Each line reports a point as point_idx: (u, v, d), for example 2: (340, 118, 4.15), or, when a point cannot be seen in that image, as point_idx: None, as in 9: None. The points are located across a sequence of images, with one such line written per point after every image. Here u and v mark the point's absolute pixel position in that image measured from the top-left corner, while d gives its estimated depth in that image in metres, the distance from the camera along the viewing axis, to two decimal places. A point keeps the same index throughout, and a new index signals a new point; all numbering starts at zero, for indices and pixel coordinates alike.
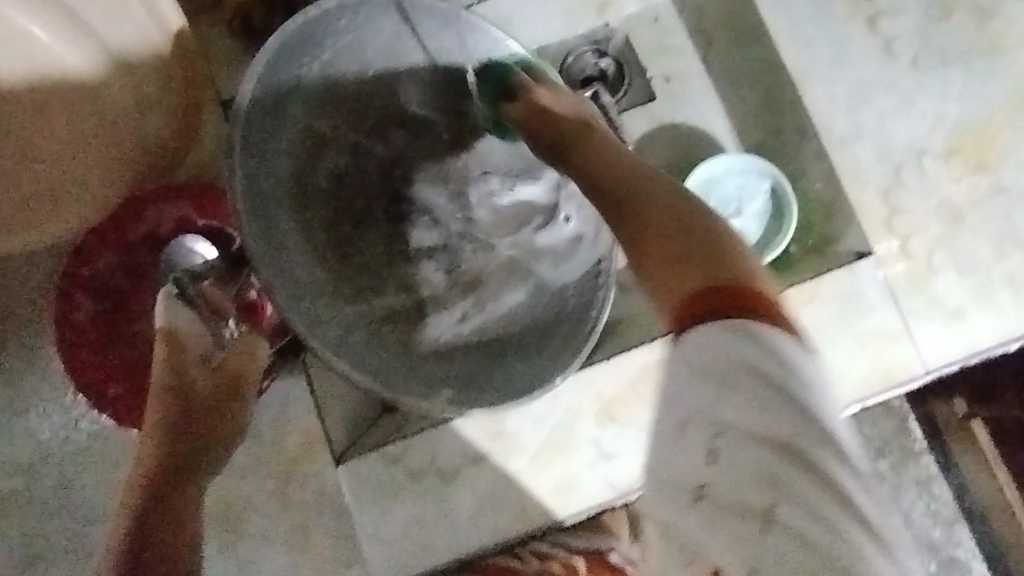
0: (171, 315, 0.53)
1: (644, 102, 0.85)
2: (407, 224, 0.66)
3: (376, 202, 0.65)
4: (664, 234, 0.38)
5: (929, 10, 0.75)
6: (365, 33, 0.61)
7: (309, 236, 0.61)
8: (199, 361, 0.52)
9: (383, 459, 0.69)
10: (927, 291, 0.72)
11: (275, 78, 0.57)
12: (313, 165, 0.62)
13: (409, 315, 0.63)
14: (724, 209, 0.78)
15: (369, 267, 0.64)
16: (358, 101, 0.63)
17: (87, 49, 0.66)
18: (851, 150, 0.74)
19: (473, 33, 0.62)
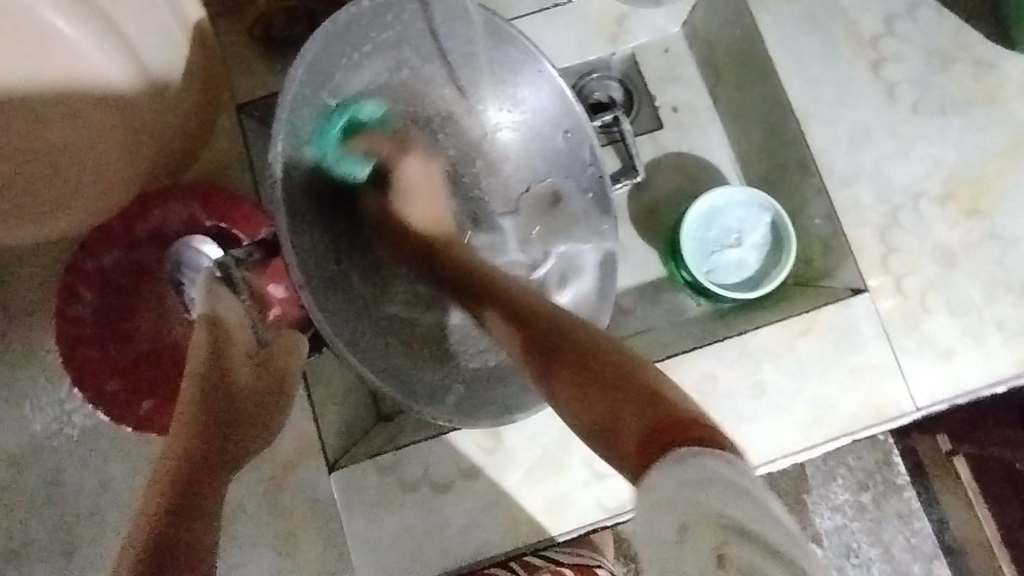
0: (210, 300, 0.56)
1: (650, 131, 0.87)
2: (418, 227, 0.65)
3: (392, 203, 0.65)
4: (581, 368, 0.42)
5: (931, 59, 0.78)
6: (393, 38, 0.64)
7: (327, 235, 0.61)
8: (245, 353, 0.55)
9: (376, 468, 0.69)
10: (919, 330, 0.74)
11: (313, 73, 0.58)
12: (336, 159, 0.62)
13: (417, 320, 0.65)
14: (724, 238, 0.81)
15: (381, 268, 0.64)
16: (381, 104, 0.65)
17: (116, 56, 0.63)
18: (851, 188, 0.76)
19: (505, 45, 0.67)
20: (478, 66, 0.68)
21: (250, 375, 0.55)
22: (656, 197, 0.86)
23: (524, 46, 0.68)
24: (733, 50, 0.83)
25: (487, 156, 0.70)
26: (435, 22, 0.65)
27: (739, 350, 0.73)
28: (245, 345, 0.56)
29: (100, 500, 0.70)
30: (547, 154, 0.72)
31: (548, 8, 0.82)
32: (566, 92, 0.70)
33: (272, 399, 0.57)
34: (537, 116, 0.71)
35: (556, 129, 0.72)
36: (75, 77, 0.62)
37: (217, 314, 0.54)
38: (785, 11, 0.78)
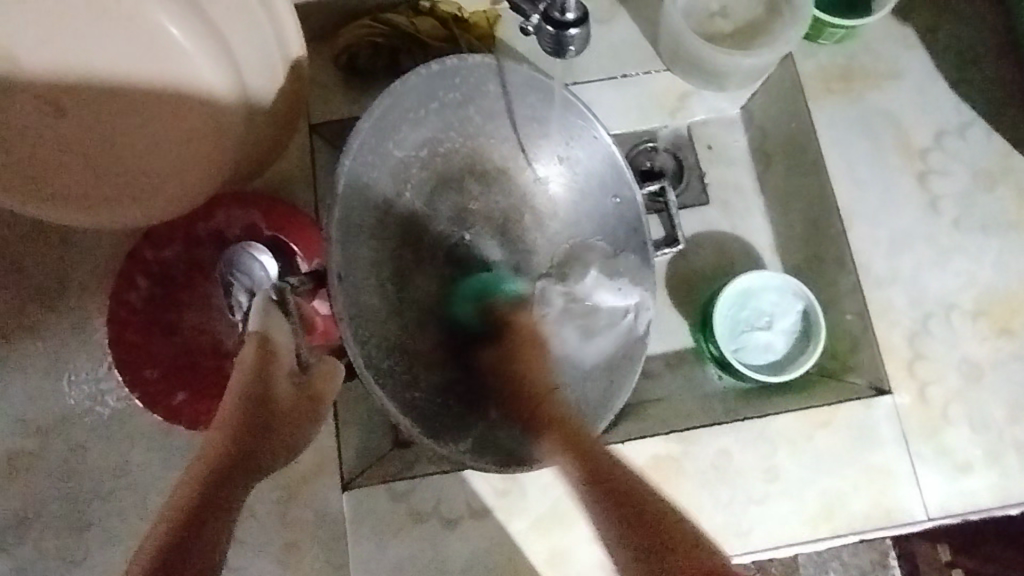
0: (265, 319, 0.56)
1: (696, 205, 0.90)
2: (459, 270, 0.72)
3: (437, 246, 0.71)
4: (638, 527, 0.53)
5: (977, 178, 0.81)
6: (467, 94, 0.69)
7: (376, 268, 0.66)
8: (286, 372, 0.57)
9: (388, 494, 0.70)
10: (937, 439, 0.75)
11: (389, 117, 0.64)
12: (396, 199, 0.68)
13: (444, 357, 0.69)
14: (756, 321, 0.83)
15: (418, 305, 0.69)
16: (445, 152, 0.70)
17: (215, 62, 0.71)
18: (886, 291, 0.78)
19: (570, 112, 0.72)
20: (546, 128, 0.73)
21: (287, 396, 0.57)
22: (693, 270, 0.89)
23: (582, 112, 0.72)
24: (786, 142, 0.87)
25: (537, 209, 0.75)
26: (509, 85, 0.70)
27: (759, 433, 0.74)
28: (286, 365, 0.57)
29: (117, 482, 0.72)
30: (595, 213, 0.75)
31: (616, 76, 0.86)
32: (618, 157, 0.73)
33: (305, 419, 0.59)
34: (591, 178, 0.75)
35: (608, 192, 0.75)
36: (178, 78, 0.70)
37: (269, 335, 0.55)
38: (840, 113, 0.82)
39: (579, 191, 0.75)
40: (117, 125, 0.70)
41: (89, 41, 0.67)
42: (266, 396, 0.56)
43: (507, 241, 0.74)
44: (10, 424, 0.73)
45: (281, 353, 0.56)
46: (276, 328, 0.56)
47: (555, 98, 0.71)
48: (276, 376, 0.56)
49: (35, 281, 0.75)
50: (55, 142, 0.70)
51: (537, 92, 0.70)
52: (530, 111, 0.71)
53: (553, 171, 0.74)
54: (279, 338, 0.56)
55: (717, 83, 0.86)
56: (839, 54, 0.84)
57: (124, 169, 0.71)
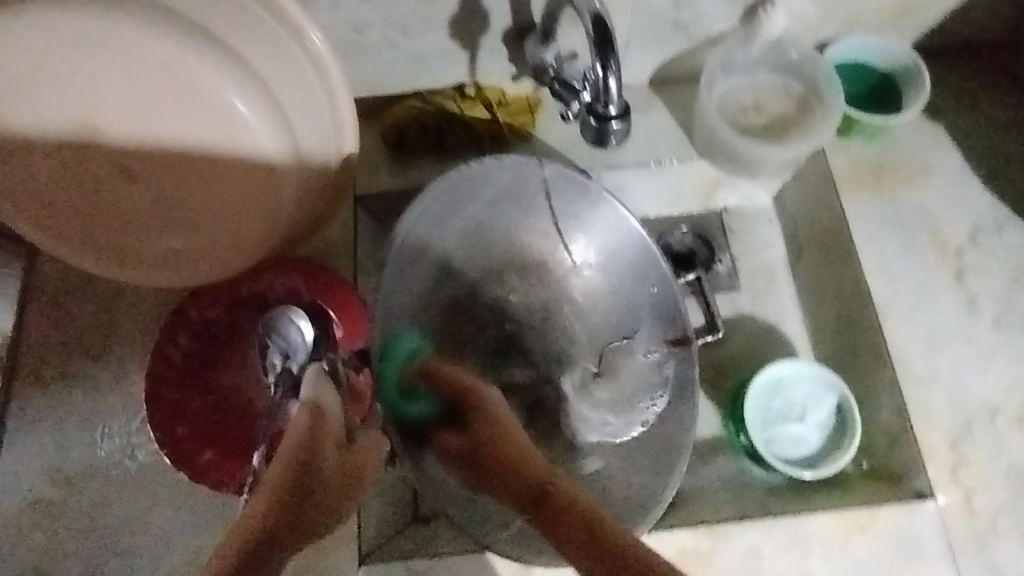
0: (317, 387, 0.56)
1: (728, 290, 0.89)
2: (501, 360, 0.78)
3: (481, 334, 0.78)
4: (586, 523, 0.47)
5: (1016, 278, 0.80)
6: (519, 192, 0.74)
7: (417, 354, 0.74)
8: (336, 442, 0.53)
9: (405, 573, 0.69)
10: (985, 552, 0.71)
11: (429, 215, 0.71)
12: (434, 290, 0.76)
13: None
14: (788, 412, 0.81)
15: None
16: (486, 245, 0.77)
17: (278, 138, 0.75)
18: (925, 389, 0.76)
19: (603, 207, 0.74)
20: (578, 217, 0.76)
21: (336, 466, 0.52)
22: (725, 356, 0.88)
23: (615, 208, 0.74)
24: (819, 232, 0.88)
25: (575, 302, 0.79)
26: (550, 181, 0.73)
27: (792, 532, 0.71)
28: (336, 435, 0.53)
29: (137, 539, 0.72)
30: (635, 304, 0.77)
31: (651, 163, 0.89)
32: (652, 248, 0.75)
33: (348, 491, 0.55)
34: (632, 270, 0.77)
35: (645, 283, 0.76)
36: (242, 152, 0.75)
37: (321, 400, 0.53)
38: (873, 209, 0.83)
39: (613, 278, 0.78)
40: (185, 192, 0.75)
41: (168, 119, 0.73)
42: (318, 463, 0.50)
43: (545, 329, 0.79)
44: (40, 474, 0.74)
45: (332, 419, 0.53)
46: (326, 396, 0.55)
47: (590, 193, 0.74)
48: (325, 445, 0.51)
49: (86, 332, 0.78)
50: (128, 206, 0.75)
51: (577, 189, 0.73)
52: (571, 208, 0.75)
53: (587, 260, 0.78)
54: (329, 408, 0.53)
55: (751, 171, 0.88)
56: (871, 150, 0.86)
57: (181, 232, 0.76)
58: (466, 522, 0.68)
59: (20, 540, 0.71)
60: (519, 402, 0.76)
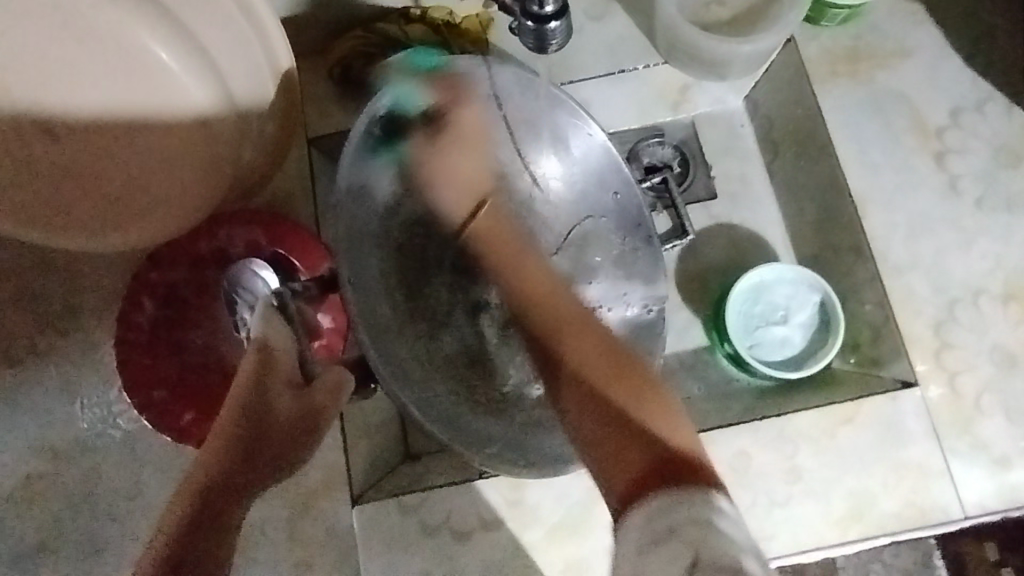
0: (266, 323, 0.55)
1: (702, 198, 0.88)
2: (470, 279, 0.74)
3: (445, 256, 0.74)
4: (608, 399, 0.51)
5: (999, 155, 0.77)
6: (472, 93, 0.70)
7: (381, 277, 0.71)
8: (285, 384, 0.55)
9: (398, 509, 0.69)
10: (971, 432, 0.71)
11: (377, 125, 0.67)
12: (393, 207, 0.72)
13: (462, 363, 0.73)
14: (771, 315, 0.80)
15: (432, 313, 0.73)
16: (438, 156, 0.73)
17: (207, 87, 0.72)
18: (906, 278, 0.74)
19: (558, 108, 0.71)
20: (535, 125, 0.73)
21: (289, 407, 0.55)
22: (704, 266, 0.86)
23: (572, 108, 0.71)
24: (794, 128, 0.84)
25: (538, 211, 0.75)
26: (497, 81, 0.70)
27: (778, 431, 0.71)
28: (288, 375, 0.55)
29: (132, 504, 0.72)
30: (599, 211, 0.75)
31: (614, 73, 0.86)
32: (613, 151, 0.73)
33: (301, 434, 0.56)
34: (593, 174, 0.74)
35: (606, 189, 0.74)
36: (172, 104, 0.72)
37: (270, 343, 0.54)
38: (849, 96, 0.79)
39: (573, 184, 0.75)
40: (117, 151, 0.72)
41: (87, 75, 0.69)
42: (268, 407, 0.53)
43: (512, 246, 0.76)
44: (27, 450, 0.73)
45: (281, 364, 0.54)
46: (278, 337, 0.54)
47: (541, 93, 0.70)
48: (275, 387, 0.53)
49: (50, 306, 0.77)
50: (57, 170, 0.70)
51: (527, 90, 0.71)
52: (526, 113, 0.72)
53: (547, 167, 0.74)
54: (280, 347, 0.54)
55: (719, 73, 0.85)
56: (844, 35, 0.81)
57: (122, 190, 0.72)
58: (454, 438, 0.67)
59: (17, 515, 0.72)
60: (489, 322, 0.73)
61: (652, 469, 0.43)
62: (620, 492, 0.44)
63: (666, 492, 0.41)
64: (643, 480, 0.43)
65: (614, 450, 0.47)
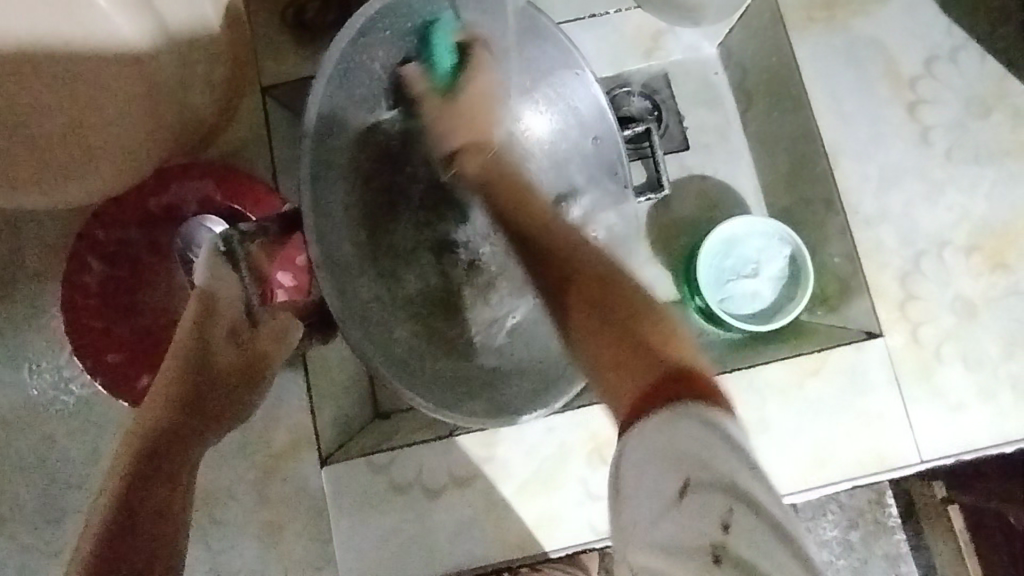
0: (210, 273, 0.54)
1: (676, 149, 0.86)
2: (437, 216, 0.69)
3: (413, 188, 0.68)
4: (616, 333, 0.46)
5: (970, 105, 0.76)
6: (448, 26, 0.67)
7: (346, 209, 0.63)
8: (229, 329, 0.54)
9: (367, 469, 0.68)
10: (930, 380, 0.72)
11: (346, 48, 0.61)
12: (365, 134, 0.64)
13: (426, 308, 0.68)
14: (742, 267, 0.80)
15: (396, 252, 0.67)
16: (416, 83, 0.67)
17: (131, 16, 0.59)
18: (875, 230, 0.74)
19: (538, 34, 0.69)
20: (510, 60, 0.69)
21: (231, 356, 0.55)
22: (675, 220, 0.86)
23: (552, 32, 0.70)
24: (767, 78, 0.82)
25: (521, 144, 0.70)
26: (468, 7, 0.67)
27: (747, 382, 0.72)
28: (234, 322, 0.54)
29: (90, 471, 0.70)
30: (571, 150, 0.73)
31: (585, 18, 0.82)
32: (598, 90, 0.72)
33: (247, 383, 0.56)
34: (574, 118, 0.72)
35: (586, 130, 0.73)
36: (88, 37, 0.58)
37: (213, 289, 0.54)
38: (825, 44, 0.77)
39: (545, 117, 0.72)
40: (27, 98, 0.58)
41: None
42: (207, 355, 0.53)
43: None
44: None
45: (220, 309, 0.54)
46: (218, 282, 0.54)
47: (510, 14, 0.68)
48: (214, 333, 0.53)
49: None
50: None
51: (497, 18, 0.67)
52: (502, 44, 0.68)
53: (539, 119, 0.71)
54: (224, 295, 0.54)
55: (693, 20, 0.80)
56: None
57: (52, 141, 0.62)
58: (413, 385, 0.63)
59: None
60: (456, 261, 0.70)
61: (657, 382, 0.42)
62: (631, 413, 0.42)
63: (674, 409, 0.41)
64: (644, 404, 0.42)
65: (617, 360, 0.45)
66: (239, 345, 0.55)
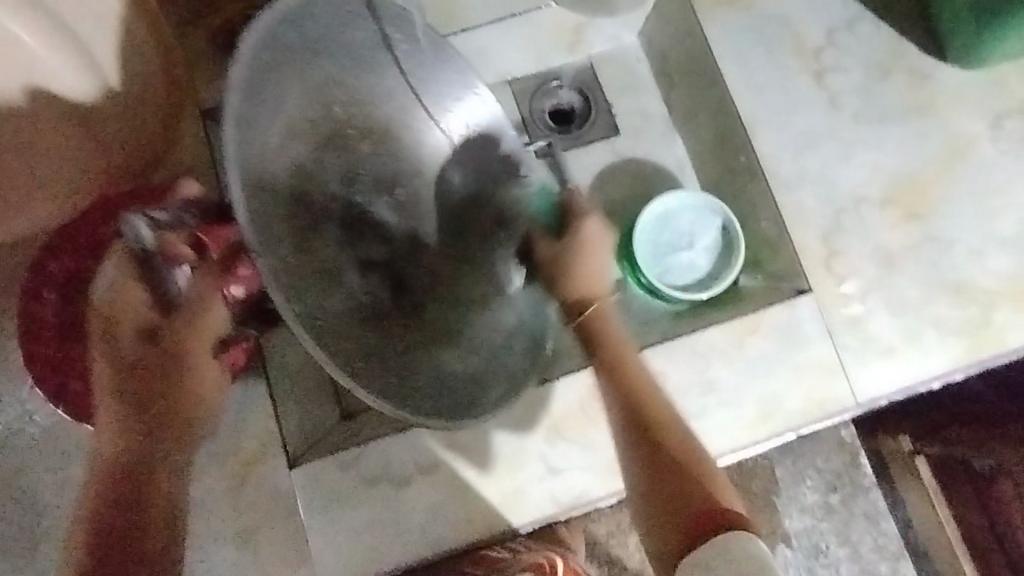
0: (114, 288, 0.65)
1: (606, 136, 0.91)
2: (358, 235, 0.65)
3: (332, 206, 0.64)
4: (672, 476, 0.59)
5: (871, 70, 0.82)
6: (343, 23, 0.62)
7: (279, 228, 0.58)
8: (132, 328, 0.65)
9: (336, 466, 0.71)
10: (861, 330, 0.77)
11: (259, 64, 0.55)
12: (282, 143, 0.59)
13: (364, 322, 0.63)
14: (677, 241, 0.84)
15: (325, 269, 0.62)
16: (321, 98, 0.62)
17: (68, 57, 0.70)
18: (796, 193, 0.79)
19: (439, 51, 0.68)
20: (422, 81, 0.68)
21: (138, 347, 0.64)
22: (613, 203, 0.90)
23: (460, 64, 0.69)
24: (684, 61, 0.87)
25: (425, 167, 0.70)
26: (376, 19, 0.64)
27: (691, 348, 0.76)
28: (135, 320, 0.64)
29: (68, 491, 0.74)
30: (483, 169, 0.73)
31: (507, 18, 0.85)
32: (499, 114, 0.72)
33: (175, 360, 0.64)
34: (482, 135, 0.72)
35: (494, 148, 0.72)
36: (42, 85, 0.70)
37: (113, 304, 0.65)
38: (735, 23, 0.82)
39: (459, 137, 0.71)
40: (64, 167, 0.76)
41: None
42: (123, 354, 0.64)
43: (398, 203, 0.69)
44: None
45: (122, 320, 0.64)
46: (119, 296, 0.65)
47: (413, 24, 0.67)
48: (123, 337, 0.64)
49: None
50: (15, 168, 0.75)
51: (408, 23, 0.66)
52: (403, 63, 0.66)
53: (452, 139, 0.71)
54: (123, 302, 0.65)
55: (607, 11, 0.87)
56: None
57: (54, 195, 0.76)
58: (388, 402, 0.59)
59: None
60: (381, 280, 0.66)
61: (697, 523, 0.54)
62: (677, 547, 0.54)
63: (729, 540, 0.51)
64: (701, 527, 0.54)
65: (663, 498, 0.58)
66: (144, 337, 0.64)
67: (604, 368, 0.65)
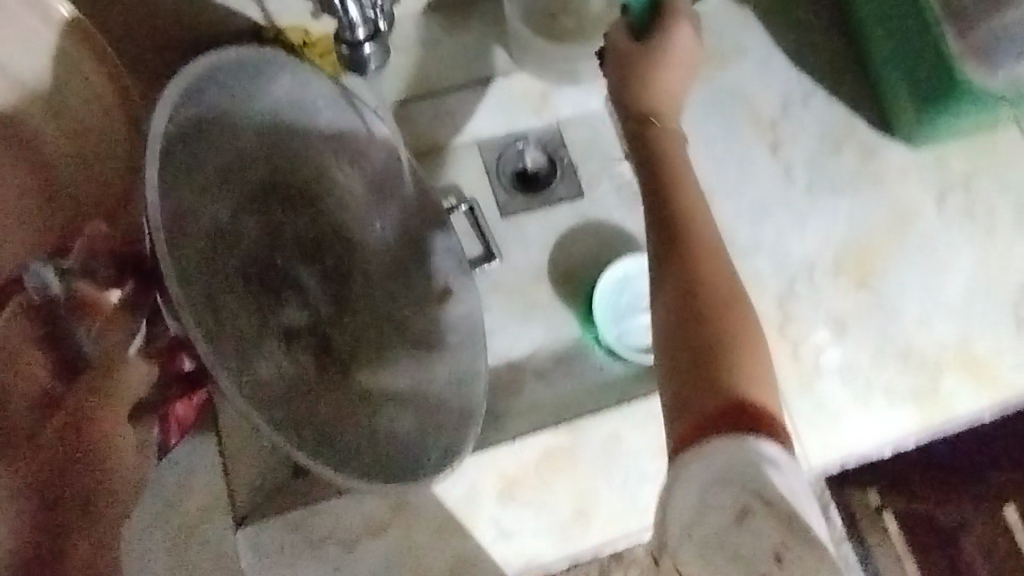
0: None
1: (570, 198, 0.92)
2: (278, 301, 0.65)
3: (251, 272, 0.63)
4: (721, 359, 0.52)
5: (823, 143, 0.85)
6: (261, 93, 0.62)
7: (207, 287, 0.57)
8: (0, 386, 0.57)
9: (285, 527, 0.69)
10: (813, 394, 0.78)
11: (183, 124, 0.55)
12: (200, 206, 0.58)
13: (290, 386, 0.62)
14: (639, 302, 0.85)
15: (246, 333, 0.60)
16: (242, 163, 0.63)
17: None
18: (751, 260, 0.82)
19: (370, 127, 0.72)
20: (344, 151, 0.71)
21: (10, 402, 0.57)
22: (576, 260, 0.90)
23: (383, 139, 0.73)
24: None
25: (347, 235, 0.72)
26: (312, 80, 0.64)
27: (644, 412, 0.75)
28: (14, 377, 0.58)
29: None
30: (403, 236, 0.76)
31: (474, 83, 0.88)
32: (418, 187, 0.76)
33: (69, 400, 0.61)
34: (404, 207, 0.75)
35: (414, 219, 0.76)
36: None
37: None
38: (693, 94, 0.86)
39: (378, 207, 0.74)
40: None
41: None
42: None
43: (324, 271, 0.70)
44: None
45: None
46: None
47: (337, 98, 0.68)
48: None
49: None
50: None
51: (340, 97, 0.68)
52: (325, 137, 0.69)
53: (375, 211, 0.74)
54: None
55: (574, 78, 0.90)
56: None
57: None
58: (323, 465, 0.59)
59: None
60: (307, 347, 0.66)
61: (717, 414, 0.49)
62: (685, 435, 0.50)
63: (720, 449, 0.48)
64: (709, 425, 0.49)
65: (688, 361, 0.52)
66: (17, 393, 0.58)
67: (668, 243, 0.55)
